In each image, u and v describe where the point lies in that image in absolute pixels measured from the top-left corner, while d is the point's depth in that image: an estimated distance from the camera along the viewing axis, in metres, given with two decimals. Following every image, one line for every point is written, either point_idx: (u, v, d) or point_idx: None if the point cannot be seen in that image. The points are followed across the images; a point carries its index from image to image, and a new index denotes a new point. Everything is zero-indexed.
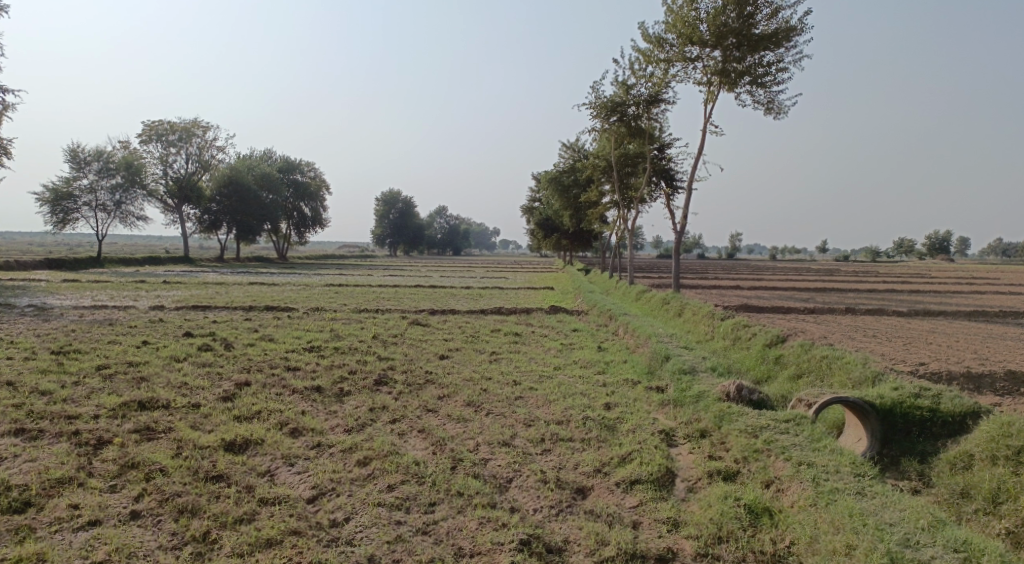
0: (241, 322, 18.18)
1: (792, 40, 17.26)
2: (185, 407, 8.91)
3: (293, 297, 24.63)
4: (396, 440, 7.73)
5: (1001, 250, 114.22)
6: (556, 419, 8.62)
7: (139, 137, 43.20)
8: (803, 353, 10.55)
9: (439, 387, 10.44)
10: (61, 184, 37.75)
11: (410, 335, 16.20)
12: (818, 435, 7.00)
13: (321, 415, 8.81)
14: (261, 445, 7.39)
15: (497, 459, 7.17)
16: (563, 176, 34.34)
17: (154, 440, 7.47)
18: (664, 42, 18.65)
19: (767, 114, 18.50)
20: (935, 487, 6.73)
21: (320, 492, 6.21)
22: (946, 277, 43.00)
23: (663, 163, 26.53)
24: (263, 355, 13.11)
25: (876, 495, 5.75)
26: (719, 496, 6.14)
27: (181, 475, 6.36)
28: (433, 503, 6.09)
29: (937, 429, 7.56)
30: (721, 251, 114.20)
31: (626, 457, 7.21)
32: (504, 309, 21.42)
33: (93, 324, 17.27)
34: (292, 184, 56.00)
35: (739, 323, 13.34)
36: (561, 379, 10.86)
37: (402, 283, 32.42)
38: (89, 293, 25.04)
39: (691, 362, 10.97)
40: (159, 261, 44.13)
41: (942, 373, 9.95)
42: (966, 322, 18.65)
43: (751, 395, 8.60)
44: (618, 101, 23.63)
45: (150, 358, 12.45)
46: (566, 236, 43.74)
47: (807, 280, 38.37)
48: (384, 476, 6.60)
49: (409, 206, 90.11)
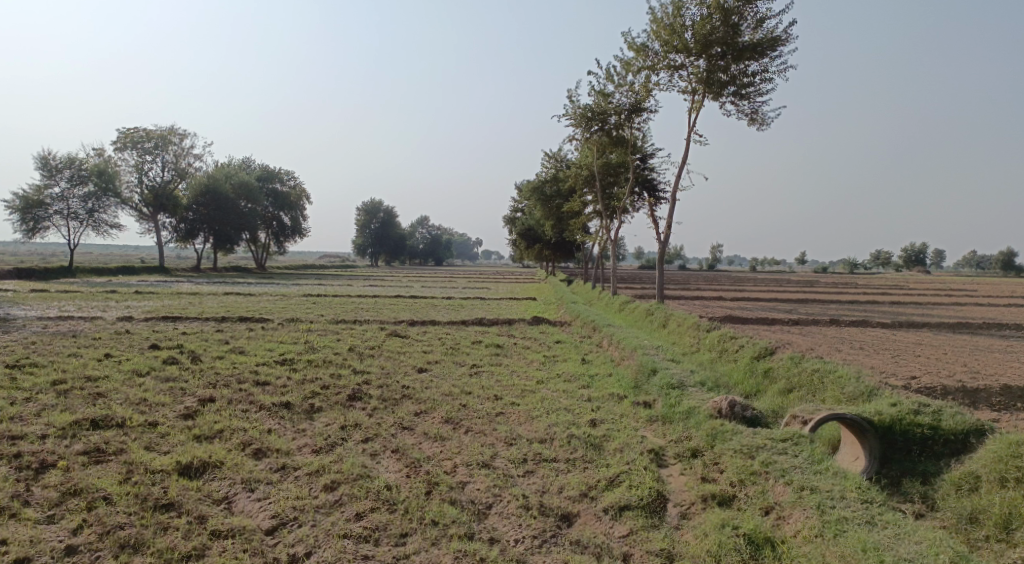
0: (213, 333, 17.50)
1: (777, 51, 17.07)
2: (141, 426, 8.29)
3: (268, 308, 23.90)
4: (368, 461, 7.20)
5: (974, 263, 115.94)
6: (539, 438, 8.13)
7: (114, 145, 42.26)
8: (792, 366, 10.18)
9: (416, 403, 9.91)
10: (32, 192, 36.72)
11: (388, 347, 15.67)
12: (819, 456, 6.59)
13: (288, 434, 8.25)
14: (220, 468, 6.81)
15: (476, 482, 6.67)
16: (546, 186, 34.01)
17: (103, 463, 6.86)
18: (649, 49, 18.39)
19: (751, 125, 18.31)
20: (940, 511, 6.38)
21: (281, 523, 5.66)
22: (923, 288, 43.26)
23: (646, 173, 26.30)
24: (231, 368, 12.49)
25: (887, 525, 5.36)
26: (715, 525, 5.71)
27: (126, 505, 5.76)
28: (404, 534, 5.57)
29: (939, 448, 7.21)
30: (702, 262, 114.53)
31: (614, 480, 6.73)
32: (485, 320, 20.93)
33: (55, 336, 16.47)
34: (272, 193, 55.08)
35: (725, 334, 12.98)
36: (544, 394, 10.40)
37: (382, 294, 31.69)
38: (56, 303, 24.12)
39: (679, 376, 10.53)
40: (133, 271, 43.09)
41: (937, 387, 9.61)
42: (950, 334, 18.44)
43: (745, 412, 8.18)
44: (599, 111, 23.34)
45: (110, 372, 11.79)
46: (548, 246, 43.31)
47: (790, 291, 38.17)
48: (353, 503, 6.06)
49: (390, 216, 89.32)
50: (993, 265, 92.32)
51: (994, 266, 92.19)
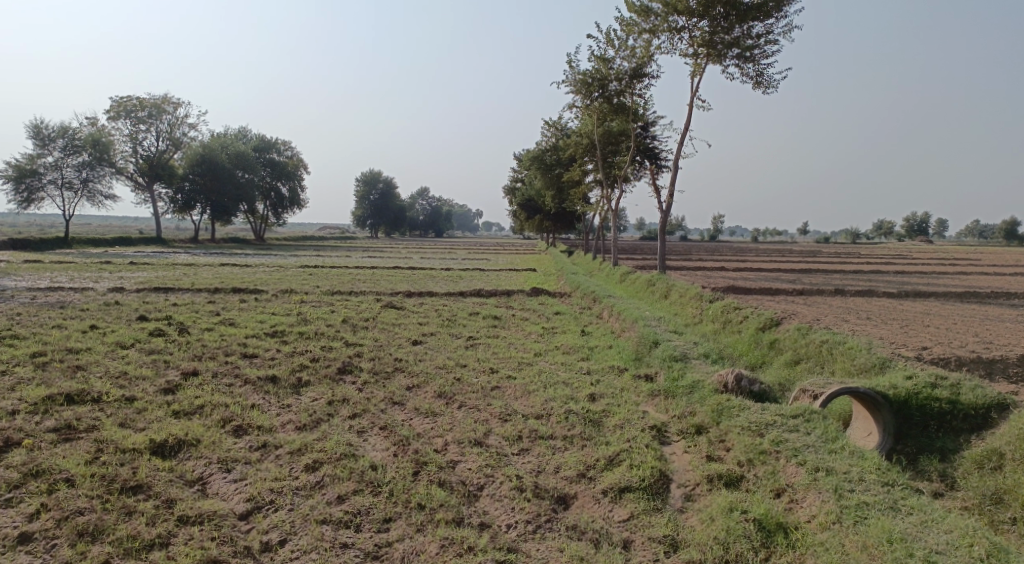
0: (203, 305, 17.06)
1: (783, 10, 16.30)
2: (118, 401, 7.89)
3: (263, 279, 23.44)
4: (354, 439, 6.80)
5: (977, 233, 115.04)
6: (535, 413, 7.74)
7: (107, 114, 41.43)
8: (799, 338, 9.75)
9: (408, 377, 9.52)
10: (25, 161, 36.07)
11: (383, 318, 15.29)
12: (834, 434, 6.18)
13: (272, 410, 7.86)
14: (196, 447, 6.41)
15: (467, 461, 6.28)
16: (546, 155, 33.27)
17: (71, 442, 6.47)
18: (650, 11, 17.59)
19: (756, 88, 17.62)
20: (960, 490, 6.00)
21: (256, 507, 5.28)
22: (927, 257, 42.65)
23: (648, 141, 25.58)
24: (219, 341, 12.08)
25: (912, 510, 4.97)
26: (722, 508, 5.33)
27: (90, 487, 5.37)
28: (388, 519, 5.18)
29: (958, 423, 6.82)
30: (703, 232, 113.65)
31: (614, 458, 6.33)
32: (484, 291, 20.47)
33: (42, 307, 16.09)
34: (269, 163, 54.23)
35: (729, 304, 12.54)
36: (542, 367, 10.02)
37: (380, 265, 31.14)
38: (47, 274, 23.64)
39: (682, 348, 10.11)
40: (129, 242, 42.57)
41: (950, 358, 9.18)
42: (958, 304, 17.98)
43: (752, 386, 7.74)
44: (600, 76, 22.58)
45: (92, 345, 11.38)
46: (548, 217, 42.75)
47: (794, 261, 37.55)
48: (334, 484, 5.66)
49: (389, 186, 88.35)
50: (996, 233, 91.74)
51: (997, 236, 91.30)
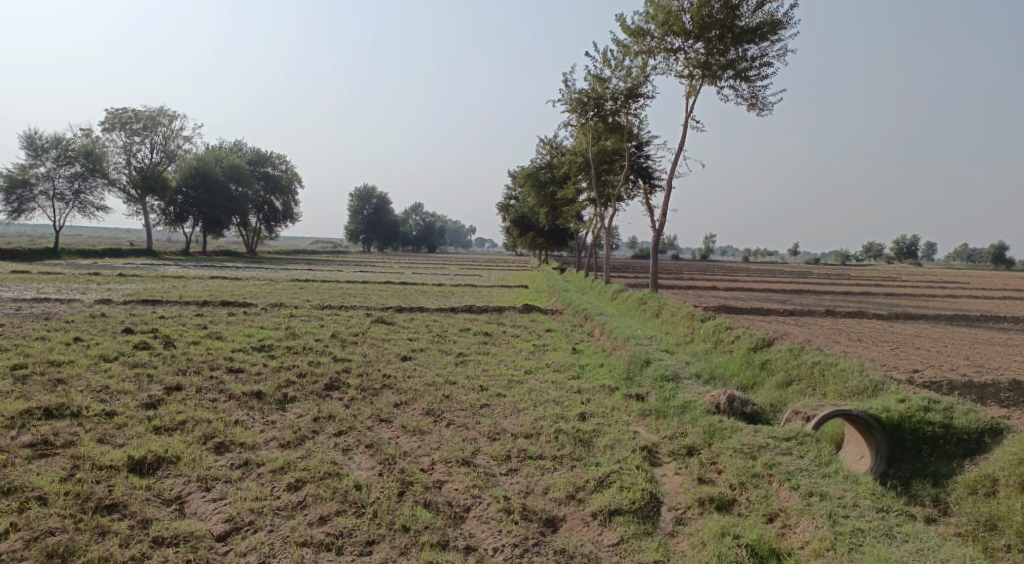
0: (191, 318, 16.86)
1: (777, 34, 16.43)
2: (98, 416, 7.72)
3: (253, 293, 23.29)
4: (339, 457, 6.66)
5: (966, 257, 116.06)
6: (525, 432, 7.61)
7: (101, 125, 41.29)
8: (791, 359, 9.69)
9: (397, 393, 9.38)
10: (17, 171, 35.83)
11: (373, 333, 15.14)
12: (827, 457, 6.09)
13: (255, 426, 7.70)
14: (176, 464, 6.25)
15: (454, 482, 6.13)
16: (540, 173, 33.39)
17: (47, 458, 6.30)
18: (645, 32, 17.72)
19: (750, 109, 17.73)
20: (954, 516, 5.91)
21: (234, 527, 5.13)
22: (916, 280, 42.84)
23: (641, 160, 25.67)
24: (205, 355, 11.90)
25: (907, 538, 4.88)
26: (713, 533, 5.22)
27: (63, 505, 5.21)
28: (371, 542, 5.04)
29: (952, 447, 6.74)
30: (694, 252, 114.13)
31: (604, 480, 6.21)
32: (475, 307, 20.35)
33: (27, 318, 15.85)
34: (263, 177, 54.12)
35: (721, 324, 12.48)
36: (532, 385, 9.90)
37: (372, 280, 30.99)
38: (34, 284, 23.38)
39: (674, 367, 10.02)
40: (119, 253, 42.24)
41: (943, 381, 9.13)
42: (948, 326, 18.00)
43: (744, 407, 7.65)
44: (595, 96, 22.69)
45: (76, 357, 11.18)
46: (541, 234, 42.78)
47: (785, 282, 37.65)
48: (317, 504, 5.51)
49: (382, 201, 88.38)
50: (984, 257, 92.63)
51: (986, 260, 91.98)
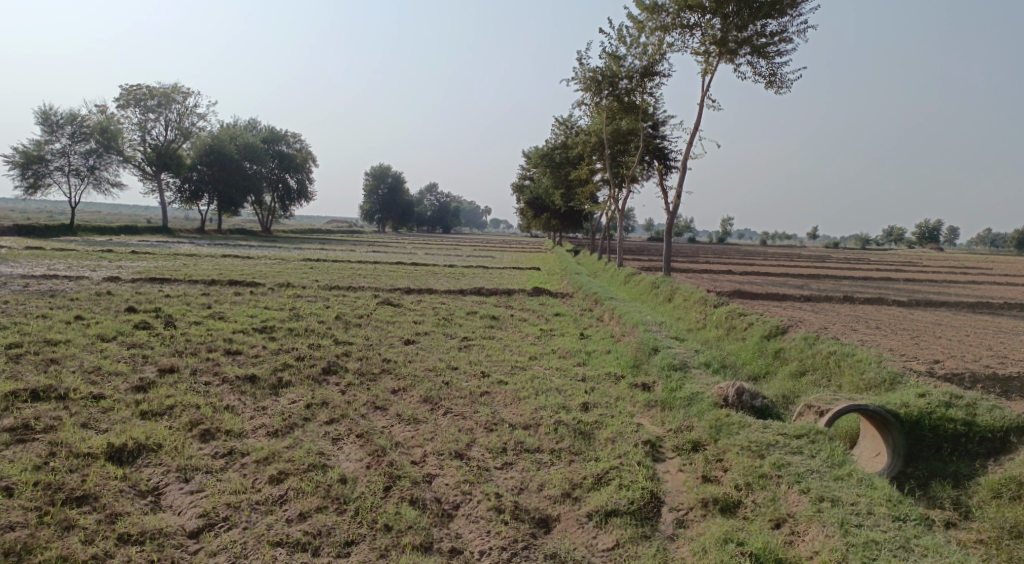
0: (197, 297, 16.67)
1: (797, 8, 15.74)
2: (85, 399, 7.50)
3: (263, 272, 23.11)
4: (328, 447, 6.39)
5: (989, 242, 113.86)
6: (524, 423, 7.30)
7: (116, 101, 41.20)
8: (806, 348, 9.26)
9: (395, 379, 9.10)
10: (33, 147, 35.87)
11: (378, 315, 14.88)
12: (841, 458, 5.72)
13: (245, 412, 7.45)
14: (157, 452, 6.00)
15: (445, 476, 5.85)
16: (554, 153, 32.81)
17: (25, 444, 6.08)
18: (660, 8, 17.09)
19: (768, 87, 17.10)
20: (975, 521, 5.54)
21: (208, 524, 4.90)
22: (938, 266, 41.82)
23: (657, 140, 25.05)
24: (204, 335, 11.68)
25: (926, 552, 4.53)
26: (716, 540, 4.90)
27: (32, 496, 5.00)
28: (349, 542, 4.78)
29: (974, 447, 6.33)
30: (711, 235, 112.97)
31: (602, 477, 5.88)
32: (484, 290, 20.02)
33: (33, 295, 15.73)
34: (277, 155, 53.85)
35: (734, 310, 12.05)
36: (535, 372, 9.57)
37: (384, 260, 30.72)
38: (45, 261, 23.32)
39: (682, 356, 9.63)
40: (135, 231, 42.29)
41: (963, 374, 8.68)
42: (971, 314, 17.38)
43: (753, 401, 7.29)
44: (610, 74, 22.10)
45: (73, 336, 11.00)
46: (556, 215, 42.21)
47: (803, 266, 36.93)
48: (298, 500, 5.24)
49: (398, 180, 87.78)
50: (1007, 243, 90.91)
51: (1009, 245, 90.17)
